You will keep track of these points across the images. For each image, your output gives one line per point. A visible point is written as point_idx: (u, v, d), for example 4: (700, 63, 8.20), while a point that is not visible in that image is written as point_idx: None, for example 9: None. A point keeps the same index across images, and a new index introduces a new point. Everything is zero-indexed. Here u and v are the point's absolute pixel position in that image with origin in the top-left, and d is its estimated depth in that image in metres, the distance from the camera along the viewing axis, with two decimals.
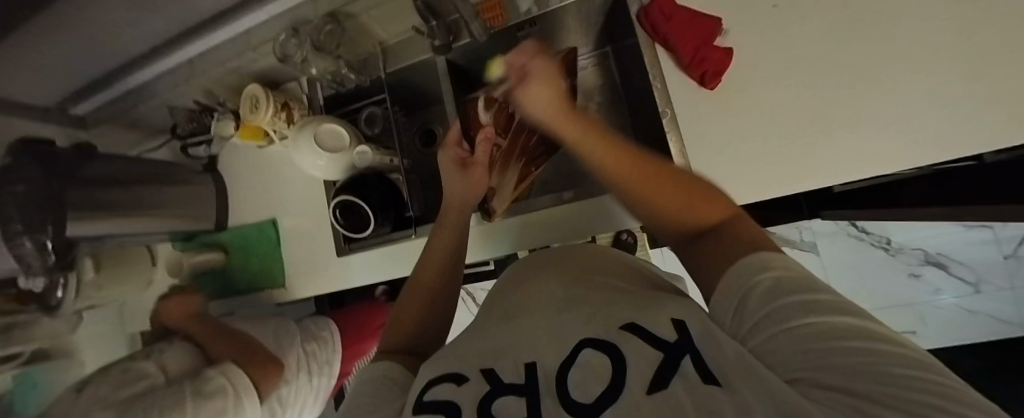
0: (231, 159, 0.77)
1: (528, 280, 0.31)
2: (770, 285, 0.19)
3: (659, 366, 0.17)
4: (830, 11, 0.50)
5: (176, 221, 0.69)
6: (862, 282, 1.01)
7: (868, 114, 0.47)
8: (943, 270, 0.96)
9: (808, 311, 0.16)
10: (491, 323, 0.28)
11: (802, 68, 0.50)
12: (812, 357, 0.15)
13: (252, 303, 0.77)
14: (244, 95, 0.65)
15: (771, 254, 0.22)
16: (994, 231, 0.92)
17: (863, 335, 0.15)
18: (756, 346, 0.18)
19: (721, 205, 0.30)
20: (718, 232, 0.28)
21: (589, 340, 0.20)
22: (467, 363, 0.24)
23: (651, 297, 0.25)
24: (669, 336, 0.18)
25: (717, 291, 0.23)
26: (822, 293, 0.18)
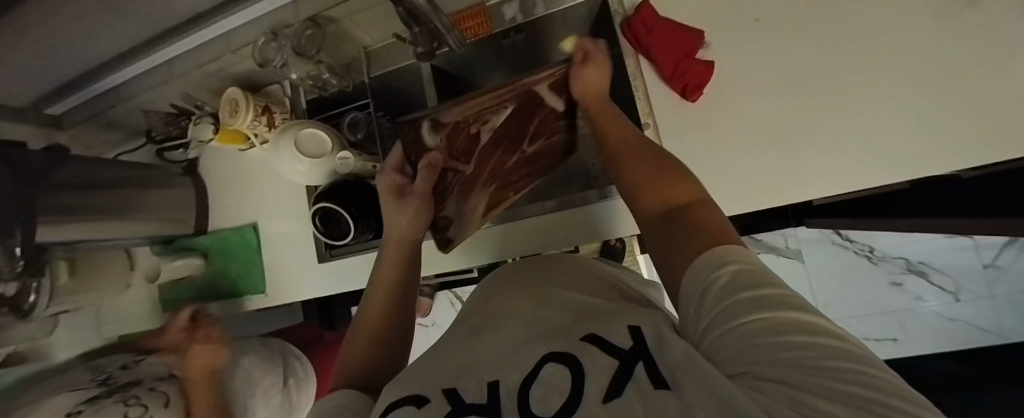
0: (211, 163, 0.75)
1: (499, 296, 0.31)
2: (724, 283, 0.17)
3: (614, 375, 0.17)
4: (809, 27, 0.50)
5: (153, 225, 0.68)
6: (845, 290, 1.02)
7: (847, 127, 0.47)
8: (924, 278, 0.98)
9: (753, 307, 0.15)
10: (457, 340, 0.27)
11: (783, 82, 0.50)
12: (754, 348, 0.13)
13: (230, 310, 0.76)
14: (223, 99, 0.64)
15: (727, 246, 0.21)
16: (973, 240, 0.94)
17: (808, 329, 0.13)
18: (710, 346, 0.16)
19: (688, 192, 0.31)
20: (685, 214, 0.28)
21: (552, 354, 0.20)
22: (432, 382, 0.23)
23: (617, 307, 0.25)
24: (625, 344, 0.19)
25: (683, 289, 0.22)
26: (774, 289, 0.16)
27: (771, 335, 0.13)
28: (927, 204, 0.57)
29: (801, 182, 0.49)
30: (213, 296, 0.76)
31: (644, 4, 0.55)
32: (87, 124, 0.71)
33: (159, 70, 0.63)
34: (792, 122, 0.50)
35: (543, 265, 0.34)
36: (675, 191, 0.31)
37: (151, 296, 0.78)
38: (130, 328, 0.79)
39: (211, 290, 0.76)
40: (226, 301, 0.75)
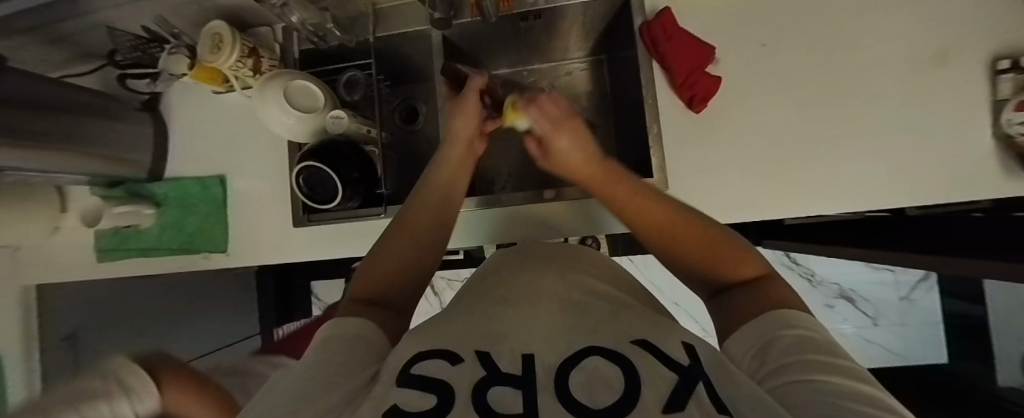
0: (181, 103, 0.68)
1: (528, 272, 0.30)
2: (791, 342, 0.20)
3: (676, 386, 0.17)
4: (806, 60, 0.54)
5: (103, 162, 0.60)
6: None
7: (825, 159, 0.53)
8: (853, 304, 1.11)
9: (824, 370, 0.17)
10: (485, 306, 0.26)
11: (778, 108, 0.54)
12: (830, 397, 0.15)
13: (180, 267, 0.68)
14: (204, 32, 0.57)
15: (795, 312, 0.23)
16: (895, 274, 1.08)
17: (873, 403, 0.15)
18: (774, 389, 0.18)
19: (755, 265, 0.31)
20: (750, 286, 0.29)
21: (594, 347, 0.20)
22: (460, 344, 0.22)
23: (655, 318, 0.26)
24: (683, 359, 0.19)
25: (738, 333, 0.24)
26: (837, 361, 0.18)
27: (840, 397, 0.14)
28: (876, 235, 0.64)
29: (784, 201, 0.53)
30: (162, 251, 0.67)
31: (665, 10, 0.56)
32: None
33: None
34: (782, 147, 0.54)
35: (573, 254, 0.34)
36: (731, 257, 0.32)
37: (88, 243, 0.69)
38: (57, 277, 0.70)
39: (160, 243, 0.67)
40: (178, 256, 0.67)
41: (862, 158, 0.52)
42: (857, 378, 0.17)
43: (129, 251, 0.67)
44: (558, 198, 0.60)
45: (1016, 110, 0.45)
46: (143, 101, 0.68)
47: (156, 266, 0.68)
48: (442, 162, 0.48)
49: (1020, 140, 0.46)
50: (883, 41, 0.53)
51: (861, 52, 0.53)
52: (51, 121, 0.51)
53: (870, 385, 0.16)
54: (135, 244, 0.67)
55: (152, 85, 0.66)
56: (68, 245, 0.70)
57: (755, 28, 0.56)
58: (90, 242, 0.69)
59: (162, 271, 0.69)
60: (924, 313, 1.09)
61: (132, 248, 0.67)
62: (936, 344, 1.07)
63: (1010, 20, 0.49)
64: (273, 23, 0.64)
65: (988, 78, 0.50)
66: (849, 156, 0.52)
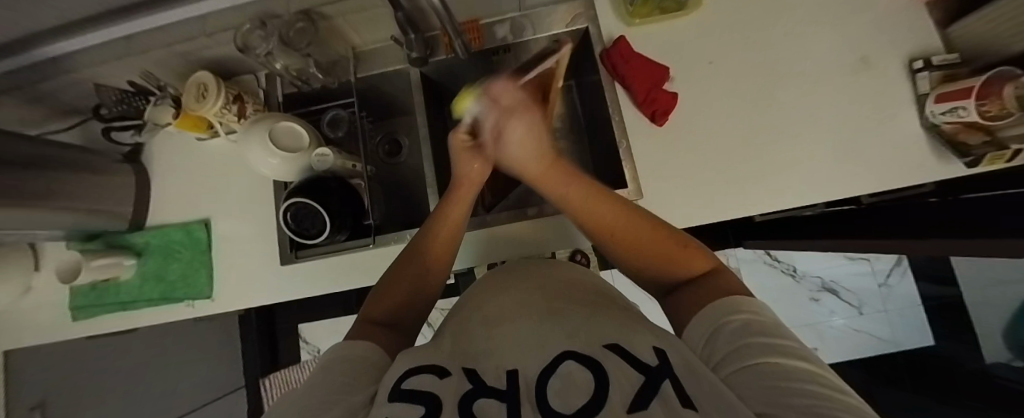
0: (164, 152, 0.69)
1: (512, 289, 0.33)
2: (736, 328, 0.23)
3: (640, 387, 0.19)
4: (750, 72, 0.61)
5: (82, 216, 0.59)
6: (777, 307, 1.06)
7: (782, 159, 0.57)
8: (837, 295, 1.08)
9: (766, 354, 0.19)
10: (473, 327, 0.28)
11: (731, 117, 0.60)
12: (776, 387, 0.17)
13: (160, 318, 0.66)
14: (189, 83, 0.60)
15: (743, 299, 0.26)
16: (870, 263, 1.09)
17: (813, 380, 0.17)
18: (730, 376, 0.20)
19: (704, 260, 0.35)
20: (701, 279, 0.33)
21: (570, 354, 0.22)
22: (447, 361, 0.24)
23: (628, 320, 0.28)
24: (651, 360, 0.21)
25: (688, 329, 0.28)
26: (779, 340, 0.21)
27: (789, 381, 0.17)
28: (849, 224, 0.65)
29: (750, 200, 0.57)
30: (143, 303, 0.65)
31: (621, 38, 0.62)
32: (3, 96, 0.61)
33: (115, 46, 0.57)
34: (741, 151, 0.58)
35: (570, 274, 0.36)
36: (678, 255, 0.36)
37: (62, 300, 0.66)
38: (24, 341, 0.66)
39: (142, 294, 0.65)
40: (160, 307, 0.65)
41: (813, 156, 0.57)
42: (792, 355, 0.20)
43: (109, 305, 0.65)
44: (540, 215, 0.63)
45: (936, 103, 0.51)
46: (125, 152, 0.68)
47: (136, 319, 0.66)
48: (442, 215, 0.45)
49: (945, 128, 0.52)
50: (814, 53, 0.60)
51: (796, 63, 0.60)
52: (29, 181, 0.51)
53: (813, 364, 0.19)
54: (114, 298, 0.65)
55: (136, 136, 0.67)
56: (41, 305, 0.66)
57: (702, 48, 0.62)
58: (64, 299, 0.66)
59: (141, 324, 0.66)
60: (906, 298, 1.06)
61: (111, 303, 0.65)
62: (920, 327, 1.06)
63: (916, 29, 0.57)
64: (257, 70, 0.67)
65: (908, 77, 0.56)
66: (801, 154, 0.57)
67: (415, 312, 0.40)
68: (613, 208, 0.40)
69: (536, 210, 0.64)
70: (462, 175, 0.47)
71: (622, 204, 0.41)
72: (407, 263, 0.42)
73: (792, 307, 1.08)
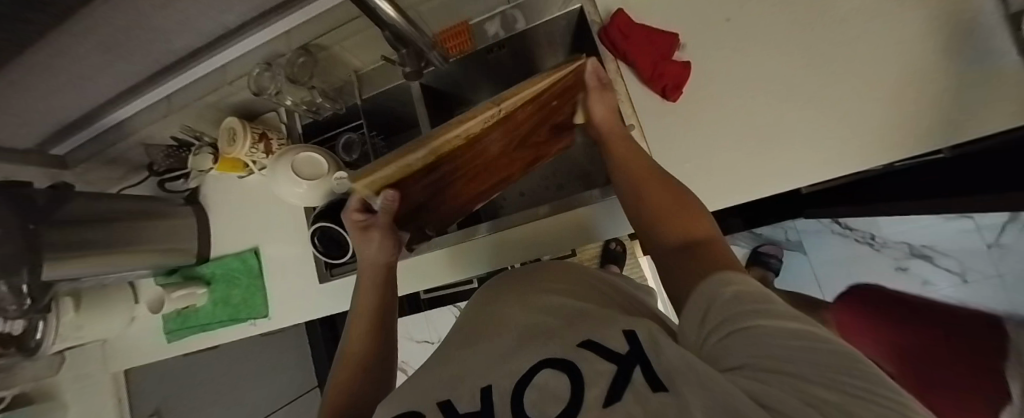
0: (213, 191, 0.77)
1: (494, 303, 0.32)
2: (727, 296, 0.19)
3: (612, 380, 0.18)
4: (775, 22, 0.52)
5: (157, 256, 0.70)
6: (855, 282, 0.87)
7: (836, 114, 0.48)
8: (932, 264, 0.82)
9: (754, 316, 0.17)
10: (453, 349, 0.28)
11: (757, 76, 0.52)
12: (765, 353, 0.14)
13: (230, 336, 0.75)
14: (222, 129, 0.67)
15: (736, 274, 0.22)
16: (975, 220, 0.78)
17: (806, 332, 0.15)
18: (716, 350, 0.18)
19: (705, 228, 0.31)
20: (698, 246, 0.29)
21: (547, 360, 0.22)
22: (426, 394, 0.24)
23: (605, 313, 0.26)
24: (621, 349, 0.20)
25: (691, 297, 0.23)
26: (771, 298, 0.18)
27: (779, 337, 0.15)
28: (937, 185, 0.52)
29: (785, 171, 0.49)
30: (217, 324, 0.75)
31: (619, 12, 0.57)
32: (89, 162, 0.73)
33: (159, 105, 0.65)
34: (775, 115, 0.50)
35: (532, 276, 0.34)
36: (686, 220, 0.32)
37: (157, 327, 0.78)
38: (135, 361, 0.80)
39: (215, 318, 0.75)
40: (231, 327, 0.74)
41: (877, 100, 0.46)
42: (783, 311, 0.17)
43: (191, 328, 0.76)
44: (553, 212, 0.60)
45: None
46: (184, 197, 0.78)
47: (213, 339, 0.76)
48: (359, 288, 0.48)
49: None
50: None
51: None
52: (103, 233, 0.60)
53: (816, 321, 0.16)
54: (195, 322, 0.76)
55: (186, 183, 0.77)
56: (143, 331, 0.79)
57: (714, 5, 0.55)
58: (158, 325, 0.79)
59: (220, 342, 0.76)
60: None
61: (193, 325, 0.76)
62: None
63: None
64: (276, 107, 0.72)
65: None
66: (858, 107, 0.47)
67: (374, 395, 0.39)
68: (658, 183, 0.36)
69: (550, 208, 0.61)
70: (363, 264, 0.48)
71: (663, 180, 0.37)
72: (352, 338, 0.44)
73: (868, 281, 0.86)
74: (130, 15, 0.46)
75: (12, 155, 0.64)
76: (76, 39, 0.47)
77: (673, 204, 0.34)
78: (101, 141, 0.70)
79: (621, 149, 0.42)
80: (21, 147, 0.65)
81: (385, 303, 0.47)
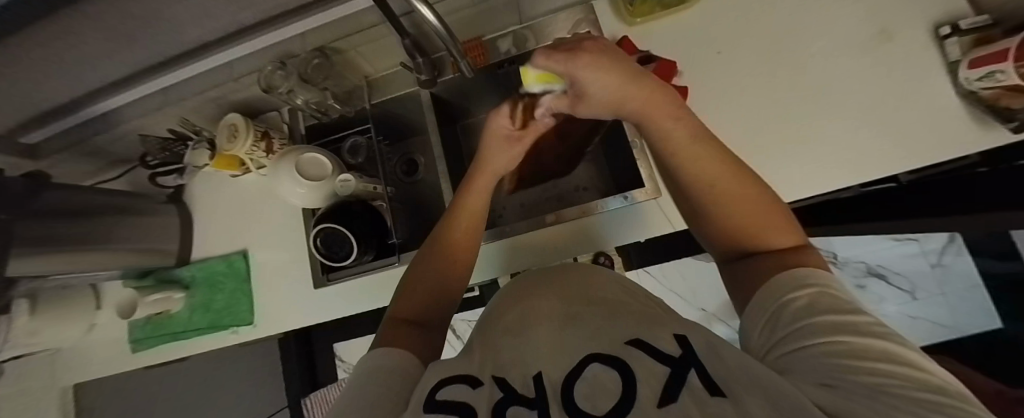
0: (200, 190, 0.74)
1: (532, 290, 0.34)
2: (800, 308, 0.22)
3: (667, 381, 0.20)
4: (757, 59, 0.59)
5: (133, 256, 0.65)
6: None
7: (806, 139, 0.55)
8: (886, 283, 0.85)
9: (837, 334, 0.19)
10: (498, 332, 0.30)
11: (741, 102, 0.59)
12: (846, 367, 0.16)
13: (204, 346, 0.70)
14: (222, 125, 0.65)
15: (808, 273, 0.25)
16: (920, 243, 0.84)
17: (883, 358, 0.17)
18: (787, 354, 0.20)
19: (792, 236, 0.31)
20: (778, 254, 0.29)
21: (596, 356, 0.23)
22: (481, 370, 0.27)
23: (655, 315, 0.28)
24: (674, 352, 0.22)
25: (756, 300, 0.27)
26: (847, 317, 0.20)
27: (851, 358, 0.17)
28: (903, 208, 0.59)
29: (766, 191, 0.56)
30: (193, 333, 0.69)
31: (624, 38, 0.62)
32: (65, 153, 0.68)
33: (155, 98, 0.63)
34: (758, 140, 0.57)
35: (577, 270, 0.36)
36: (770, 225, 0.32)
37: (122, 335, 0.72)
38: (89, 373, 0.73)
39: (190, 326, 0.70)
40: (207, 335, 0.69)
41: (838, 130, 0.55)
42: (860, 332, 0.19)
43: (161, 337, 0.70)
44: (560, 221, 0.63)
45: (969, 69, 0.48)
46: (168, 194, 0.74)
47: (185, 350, 0.70)
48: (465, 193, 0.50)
49: (984, 94, 0.48)
50: (830, 31, 0.58)
51: (807, 44, 0.58)
52: (76, 228, 0.56)
53: (883, 339, 0.18)
54: (167, 330, 0.70)
55: (178, 179, 0.72)
56: (103, 339, 0.72)
57: (706, 39, 0.62)
58: (123, 333, 0.72)
59: (192, 354, 0.70)
60: (964, 280, 0.83)
61: (164, 334, 0.70)
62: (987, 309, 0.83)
63: None
64: (279, 107, 0.71)
65: (936, 45, 0.53)
66: (825, 135, 0.55)
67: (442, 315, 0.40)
68: (738, 182, 0.34)
69: (554, 216, 0.64)
70: (461, 209, 0.48)
71: (739, 179, 0.34)
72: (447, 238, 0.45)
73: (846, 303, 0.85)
74: (147, 4, 0.45)
75: None
76: (82, 24, 0.45)
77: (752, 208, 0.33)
78: (82, 131, 0.66)
79: (681, 139, 0.36)
80: None
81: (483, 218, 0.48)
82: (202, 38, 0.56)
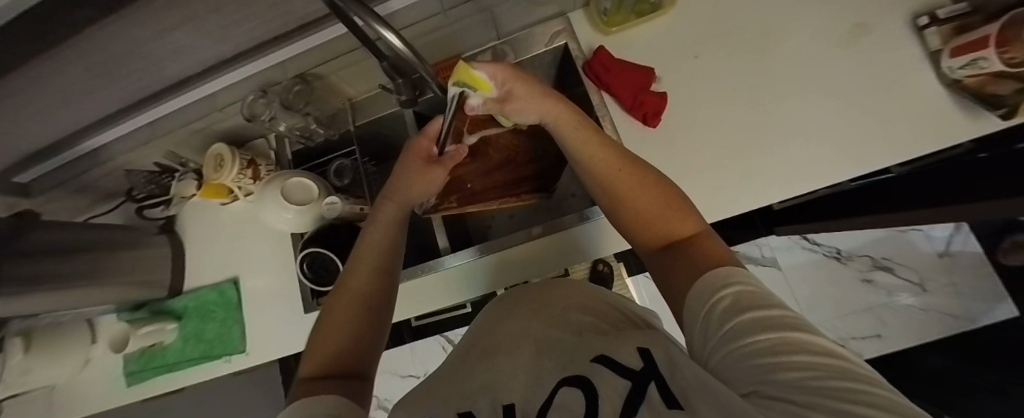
0: (190, 220, 0.74)
1: (505, 319, 0.35)
2: (727, 306, 0.22)
3: (629, 393, 0.20)
4: (733, 60, 0.59)
5: (125, 289, 0.66)
6: (833, 298, 0.78)
7: (787, 137, 0.55)
8: (894, 275, 0.77)
9: (763, 330, 0.19)
10: (471, 361, 0.31)
11: (721, 105, 0.58)
12: (770, 370, 0.16)
13: (195, 377, 0.69)
14: (209, 156, 0.66)
15: (731, 268, 0.25)
16: (924, 232, 0.77)
17: (800, 347, 0.17)
18: (724, 361, 0.20)
19: (689, 224, 0.33)
20: (684, 245, 0.31)
21: (566, 379, 0.23)
22: (446, 407, 0.26)
23: (624, 333, 0.28)
24: (636, 365, 0.22)
25: (689, 299, 0.26)
26: (766, 311, 0.20)
27: (777, 355, 0.17)
28: (892, 198, 0.57)
29: (760, 191, 0.54)
30: (186, 364, 0.69)
31: (599, 48, 0.62)
32: (57, 189, 0.71)
33: (141, 132, 0.64)
34: (741, 142, 0.56)
35: (546, 292, 0.38)
36: (666, 218, 0.35)
37: (117, 368, 0.72)
38: (84, 409, 0.72)
39: (184, 356, 0.70)
40: (200, 366, 0.69)
41: (819, 126, 0.54)
42: (785, 327, 0.19)
43: (155, 369, 0.70)
44: (544, 233, 0.62)
45: (952, 57, 0.47)
46: (159, 225, 0.75)
47: (178, 381, 0.69)
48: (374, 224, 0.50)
49: (968, 81, 0.48)
50: (806, 29, 0.58)
51: (782, 42, 0.58)
52: (66, 265, 0.57)
53: (804, 331, 0.18)
54: (161, 362, 0.70)
55: (165, 211, 0.74)
56: (99, 374, 0.72)
57: (684, 44, 0.62)
58: (119, 366, 0.72)
59: (185, 385, 0.70)
60: (920, 266, 0.76)
61: (159, 366, 0.70)
62: (988, 293, 0.73)
63: None
64: (266, 134, 0.72)
65: (914, 35, 0.53)
66: (805, 133, 0.54)
67: (364, 351, 0.38)
68: (632, 177, 0.38)
69: (540, 229, 0.63)
70: (365, 242, 0.48)
71: (629, 173, 0.38)
72: (353, 276, 0.44)
73: (844, 297, 0.78)
74: (124, 42, 0.47)
75: None
76: (61, 66, 0.47)
77: (653, 199, 0.36)
78: (75, 167, 0.67)
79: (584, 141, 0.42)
80: None
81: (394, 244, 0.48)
82: (183, 73, 0.57)
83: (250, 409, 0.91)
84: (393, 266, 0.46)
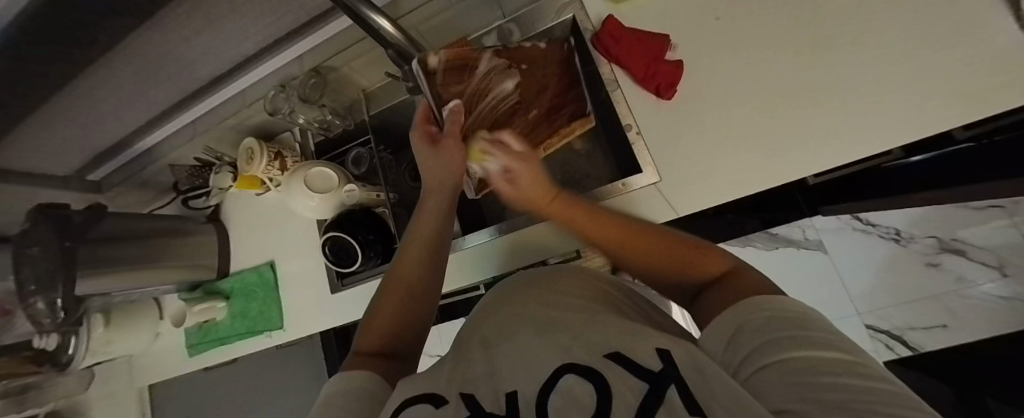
0: (230, 209, 0.82)
1: (512, 305, 0.34)
2: (762, 324, 0.20)
3: (644, 395, 0.17)
4: (759, 19, 0.54)
5: (180, 272, 0.74)
6: (890, 292, 0.58)
7: (823, 101, 0.48)
8: (968, 262, 0.54)
9: (798, 350, 0.17)
10: (473, 349, 0.30)
11: (744, 69, 0.53)
12: (804, 387, 0.14)
13: (242, 350, 0.77)
14: (242, 149, 0.72)
15: (765, 297, 0.22)
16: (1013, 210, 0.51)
17: (848, 372, 0.15)
18: (751, 379, 0.17)
19: (717, 260, 0.31)
20: (720, 282, 0.28)
21: (572, 366, 0.21)
22: (447, 389, 0.26)
23: (636, 329, 0.25)
24: (655, 366, 0.19)
25: (711, 328, 0.23)
26: (808, 332, 0.18)
27: (814, 374, 0.15)
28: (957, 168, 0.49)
29: (797, 164, 0.48)
30: (235, 338, 0.77)
31: (610, 18, 0.59)
32: (123, 185, 0.81)
33: (185, 129, 0.71)
34: (768, 108, 0.51)
35: (551, 280, 0.37)
36: (689, 258, 0.32)
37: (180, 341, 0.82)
38: (157, 374, 0.84)
39: (233, 331, 0.78)
40: (247, 340, 0.77)
41: (865, 86, 0.47)
42: (829, 350, 0.17)
43: (210, 342, 0.79)
44: None
45: None
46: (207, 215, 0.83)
47: (230, 353, 0.78)
48: (421, 214, 0.50)
49: None
50: None
51: None
52: (128, 249, 0.65)
53: (853, 358, 0.16)
54: (214, 335, 0.79)
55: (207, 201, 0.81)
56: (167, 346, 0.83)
57: (703, 6, 0.57)
58: (181, 339, 0.82)
59: (236, 356, 0.78)
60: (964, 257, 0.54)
61: (213, 339, 0.79)
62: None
63: None
64: (291, 127, 0.76)
65: None
66: (843, 92, 0.48)
67: (407, 340, 0.40)
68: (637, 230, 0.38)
69: None
70: (415, 232, 0.48)
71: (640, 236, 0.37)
72: (402, 266, 0.45)
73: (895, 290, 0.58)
74: (156, 44, 0.52)
75: (51, 182, 0.74)
76: (110, 69, 0.54)
77: (659, 245, 0.35)
78: (135, 164, 0.77)
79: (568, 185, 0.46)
80: (60, 174, 0.76)
81: (439, 235, 0.48)
82: (213, 72, 0.62)
83: (290, 385, 0.99)
84: (444, 259, 0.47)
